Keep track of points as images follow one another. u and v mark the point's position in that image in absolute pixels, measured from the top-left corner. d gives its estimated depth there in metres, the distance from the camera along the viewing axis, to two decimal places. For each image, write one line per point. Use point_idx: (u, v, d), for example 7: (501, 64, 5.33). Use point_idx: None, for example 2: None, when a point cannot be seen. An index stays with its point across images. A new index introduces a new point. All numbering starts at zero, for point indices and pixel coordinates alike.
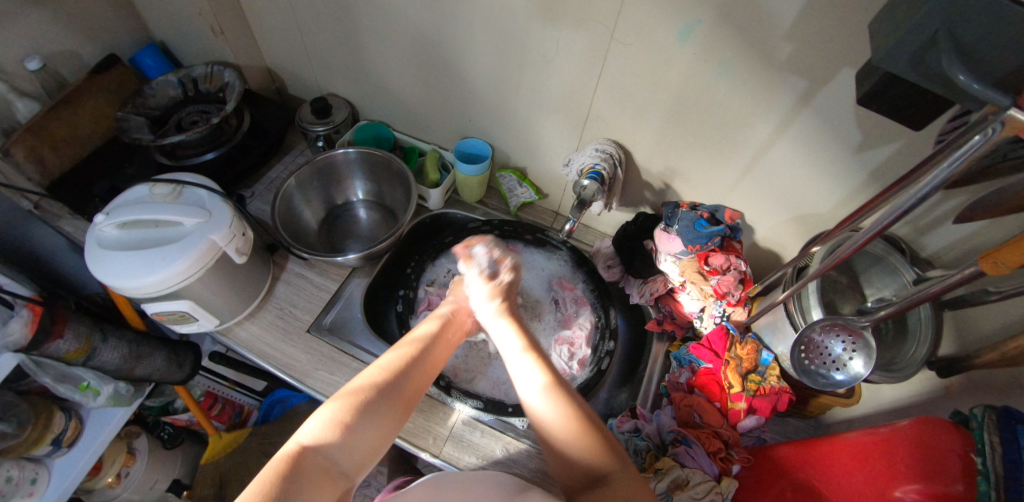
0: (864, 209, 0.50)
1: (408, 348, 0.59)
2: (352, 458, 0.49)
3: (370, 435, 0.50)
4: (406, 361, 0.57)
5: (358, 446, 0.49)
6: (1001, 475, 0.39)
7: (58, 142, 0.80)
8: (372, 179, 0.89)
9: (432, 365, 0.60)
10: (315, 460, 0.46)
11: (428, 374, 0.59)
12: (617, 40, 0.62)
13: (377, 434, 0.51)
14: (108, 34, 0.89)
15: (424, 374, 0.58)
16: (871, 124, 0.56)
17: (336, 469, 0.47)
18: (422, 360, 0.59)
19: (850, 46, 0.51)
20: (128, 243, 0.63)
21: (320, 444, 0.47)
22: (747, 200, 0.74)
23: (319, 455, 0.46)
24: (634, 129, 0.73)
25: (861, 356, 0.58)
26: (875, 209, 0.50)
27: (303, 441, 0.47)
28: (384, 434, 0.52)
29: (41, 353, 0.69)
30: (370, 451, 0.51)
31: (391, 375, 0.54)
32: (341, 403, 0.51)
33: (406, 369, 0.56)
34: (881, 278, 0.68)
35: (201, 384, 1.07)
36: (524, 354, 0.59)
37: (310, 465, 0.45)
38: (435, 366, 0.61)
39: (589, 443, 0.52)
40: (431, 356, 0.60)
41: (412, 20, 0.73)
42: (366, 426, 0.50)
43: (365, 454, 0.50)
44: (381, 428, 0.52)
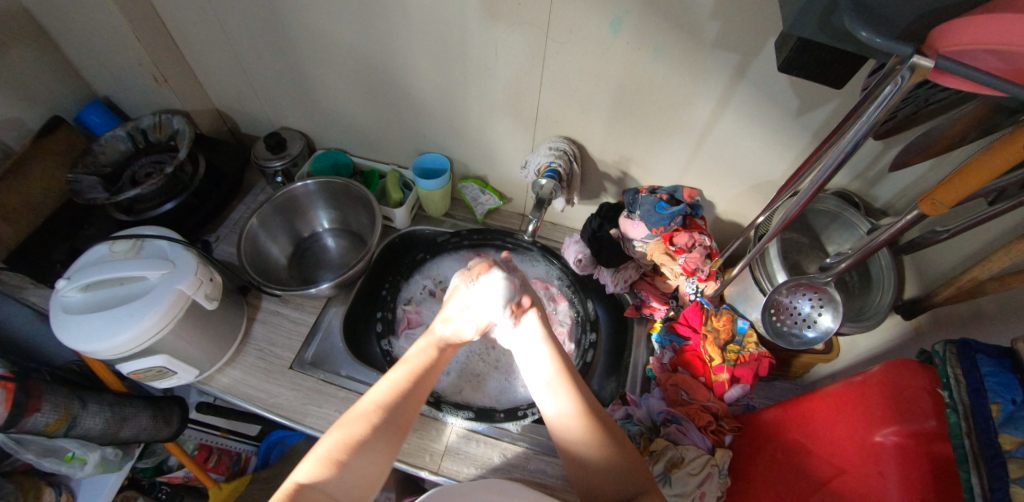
0: (803, 169, 0.52)
1: (399, 377, 0.56)
2: (350, 495, 0.46)
3: (368, 468, 0.48)
4: (398, 389, 0.55)
5: (355, 480, 0.47)
6: (968, 405, 0.40)
7: (8, 213, 0.79)
8: (335, 207, 0.89)
9: (424, 391, 0.57)
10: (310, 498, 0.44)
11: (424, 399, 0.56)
12: (553, 39, 0.64)
13: (377, 467, 0.49)
14: (49, 96, 0.88)
15: (419, 400, 0.56)
16: (803, 88, 0.59)
17: None
18: (417, 386, 0.56)
19: (770, 18, 0.54)
20: (92, 305, 0.62)
21: (315, 482, 0.45)
22: (702, 177, 0.76)
23: (317, 493, 0.45)
24: (584, 123, 0.74)
25: (829, 311, 0.60)
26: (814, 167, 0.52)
27: (298, 480, 0.46)
28: (382, 465, 0.50)
29: (19, 430, 0.67)
30: (370, 486, 0.48)
31: (385, 407, 0.52)
32: (332, 439, 0.49)
33: (397, 396, 0.54)
34: (839, 233, 0.71)
35: (194, 438, 1.06)
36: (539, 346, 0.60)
37: None
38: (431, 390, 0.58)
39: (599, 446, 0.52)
40: (422, 383, 0.57)
41: (352, 45, 0.74)
42: (360, 457, 0.48)
43: (365, 490, 0.48)
44: (376, 459, 0.49)
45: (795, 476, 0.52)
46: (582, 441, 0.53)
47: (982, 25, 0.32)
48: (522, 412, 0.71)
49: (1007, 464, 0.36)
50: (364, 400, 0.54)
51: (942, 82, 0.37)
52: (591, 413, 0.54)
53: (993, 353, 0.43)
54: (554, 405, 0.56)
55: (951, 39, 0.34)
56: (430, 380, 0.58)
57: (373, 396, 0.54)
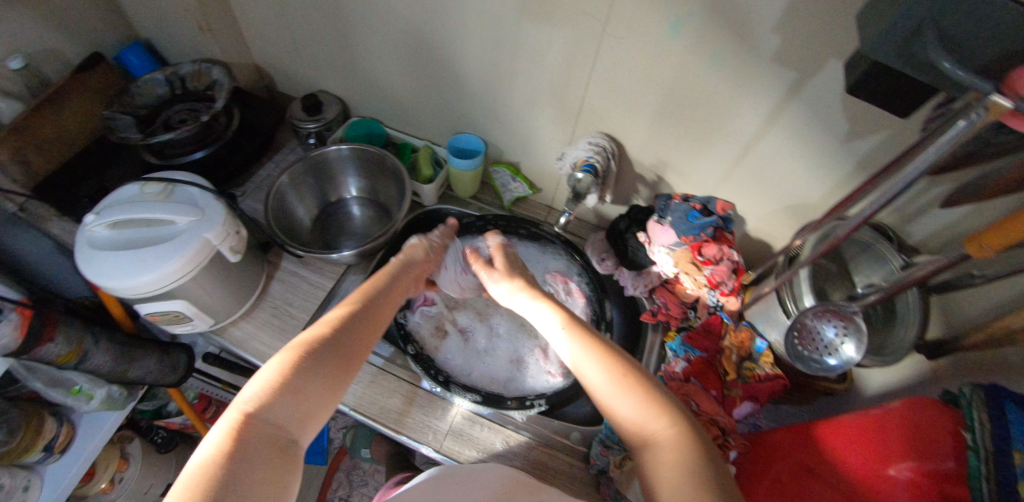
0: (853, 196, 0.51)
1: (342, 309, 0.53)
2: (295, 417, 0.43)
3: (319, 397, 0.45)
4: (347, 313, 0.52)
5: (302, 401, 0.44)
6: (990, 449, 0.40)
7: (41, 142, 0.79)
8: (365, 176, 0.89)
9: (376, 320, 0.55)
10: (251, 425, 0.40)
11: (377, 325, 0.55)
12: (610, 33, 0.62)
13: (328, 386, 0.46)
14: (94, 32, 0.87)
15: (370, 328, 0.53)
16: (857, 114, 0.58)
17: (277, 431, 0.42)
18: (368, 312, 0.54)
19: (837, 38, 0.52)
20: (118, 243, 0.62)
21: (257, 405, 0.42)
22: (738, 191, 0.76)
23: (261, 419, 0.41)
24: (626, 123, 0.73)
25: (852, 341, 0.59)
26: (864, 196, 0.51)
27: (241, 405, 0.42)
28: (333, 387, 0.46)
29: (31, 357, 0.68)
30: (317, 408, 0.45)
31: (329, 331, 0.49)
32: (278, 362, 0.45)
33: (346, 321, 0.51)
34: (869, 265, 0.69)
35: (194, 388, 1.08)
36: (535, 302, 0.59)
37: (251, 432, 0.40)
38: (385, 317, 0.57)
39: (625, 392, 0.47)
40: (376, 310, 0.55)
41: (404, 15, 0.73)
42: (307, 379, 0.45)
43: (311, 411, 0.44)
44: (328, 385, 0.46)
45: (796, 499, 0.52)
46: (611, 389, 0.47)
47: None
48: (529, 402, 0.70)
49: None
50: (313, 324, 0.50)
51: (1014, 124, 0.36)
52: (613, 359, 0.49)
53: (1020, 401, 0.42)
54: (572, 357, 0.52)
55: None
56: (381, 310, 0.56)
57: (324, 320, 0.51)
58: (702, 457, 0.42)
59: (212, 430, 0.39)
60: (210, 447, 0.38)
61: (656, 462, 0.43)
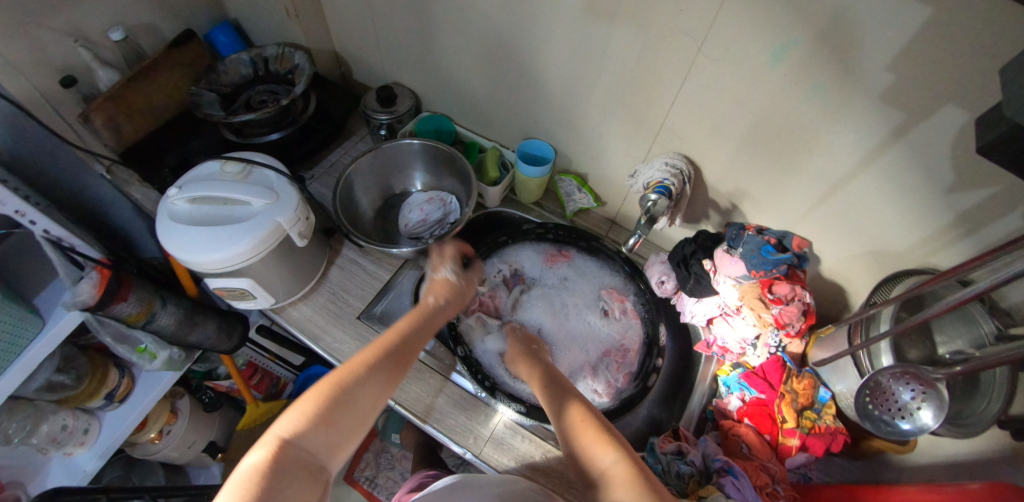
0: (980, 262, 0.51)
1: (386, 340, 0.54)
2: (329, 446, 0.46)
3: (348, 427, 0.47)
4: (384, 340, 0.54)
5: (337, 432, 0.46)
6: None
7: (133, 111, 0.83)
8: (432, 171, 0.90)
9: (410, 349, 0.55)
10: (289, 453, 0.43)
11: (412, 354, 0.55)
12: (704, 53, 0.60)
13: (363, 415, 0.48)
14: (189, 9, 0.91)
15: (405, 357, 0.54)
16: (970, 165, 0.53)
17: (312, 459, 0.44)
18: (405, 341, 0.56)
19: (962, 83, 0.48)
20: (196, 218, 0.65)
21: (294, 434, 0.44)
22: (817, 230, 0.72)
23: (297, 447, 0.43)
24: (706, 148, 0.71)
25: (931, 407, 0.55)
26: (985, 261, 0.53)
27: (279, 433, 0.44)
28: (365, 417, 0.49)
29: (106, 314, 0.71)
30: (349, 436, 0.47)
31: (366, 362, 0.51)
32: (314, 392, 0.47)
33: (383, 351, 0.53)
34: (955, 326, 0.64)
35: (244, 355, 1.11)
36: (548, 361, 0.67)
37: (288, 459, 0.42)
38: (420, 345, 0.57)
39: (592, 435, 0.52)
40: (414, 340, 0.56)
41: (490, 17, 0.73)
42: (343, 410, 0.47)
43: (344, 440, 0.47)
44: (359, 414, 0.48)
45: None
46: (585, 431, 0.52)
47: None
48: None
49: None
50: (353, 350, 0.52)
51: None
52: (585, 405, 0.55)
53: None
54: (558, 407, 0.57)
55: None
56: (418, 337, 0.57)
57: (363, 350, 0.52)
58: (656, 495, 0.45)
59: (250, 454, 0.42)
60: (247, 465, 0.41)
61: (611, 496, 0.46)
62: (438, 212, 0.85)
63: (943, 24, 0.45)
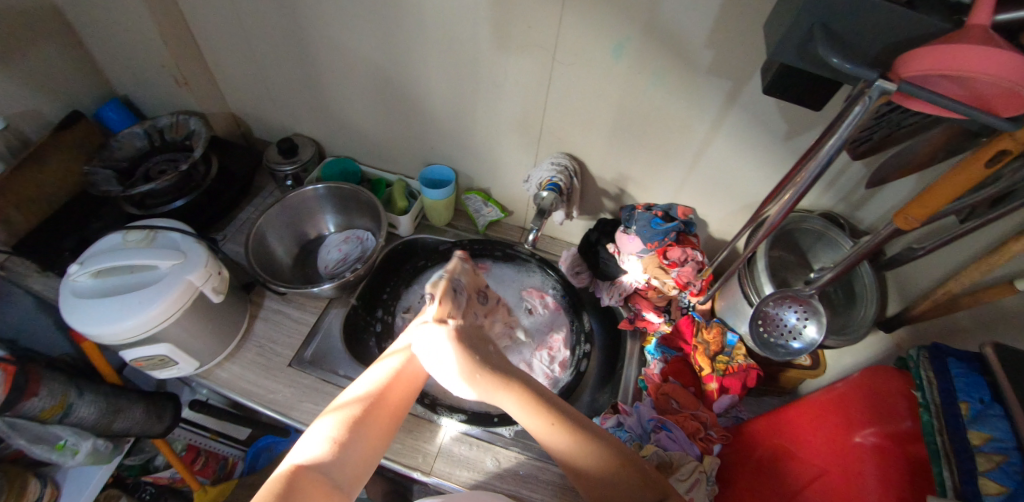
0: (781, 184, 0.53)
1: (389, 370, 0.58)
2: (345, 473, 0.50)
3: (356, 458, 0.52)
4: (389, 373, 0.58)
5: (351, 460, 0.51)
6: (940, 405, 0.44)
7: (23, 200, 0.80)
8: (342, 211, 0.93)
9: (412, 384, 0.60)
10: (309, 477, 0.47)
11: (413, 389, 0.60)
12: (560, 61, 0.68)
13: (371, 445, 0.53)
14: (71, 91, 0.91)
15: (410, 389, 0.59)
16: (791, 114, 0.63)
17: (332, 484, 0.49)
18: (409, 375, 0.59)
19: (761, 48, 0.58)
20: (101, 290, 0.63)
21: (311, 463, 0.49)
22: (696, 197, 0.81)
23: (313, 472, 0.48)
24: (584, 142, 0.78)
25: (814, 322, 0.62)
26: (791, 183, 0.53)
27: (296, 462, 0.48)
28: (372, 446, 0.54)
29: (14, 414, 0.66)
30: (362, 464, 0.52)
31: (370, 396, 0.55)
32: (333, 425, 0.52)
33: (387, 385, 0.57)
34: (825, 251, 0.73)
35: (183, 438, 1.07)
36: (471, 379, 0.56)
37: (306, 483, 0.47)
38: (422, 380, 0.61)
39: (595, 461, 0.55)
40: (415, 372, 0.60)
41: (371, 56, 0.79)
42: (356, 441, 0.52)
43: (358, 467, 0.52)
44: (363, 448, 0.53)
45: (781, 478, 0.54)
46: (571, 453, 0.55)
47: (936, 55, 0.33)
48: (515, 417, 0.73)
49: (975, 458, 0.39)
50: (359, 384, 0.57)
51: (909, 106, 0.39)
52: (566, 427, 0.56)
53: (963, 357, 0.46)
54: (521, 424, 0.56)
55: (912, 66, 0.35)
56: (421, 369, 0.61)
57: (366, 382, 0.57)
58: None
59: (265, 483, 0.46)
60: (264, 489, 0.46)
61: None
62: (357, 250, 0.88)
63: (733, 3, 0.55)
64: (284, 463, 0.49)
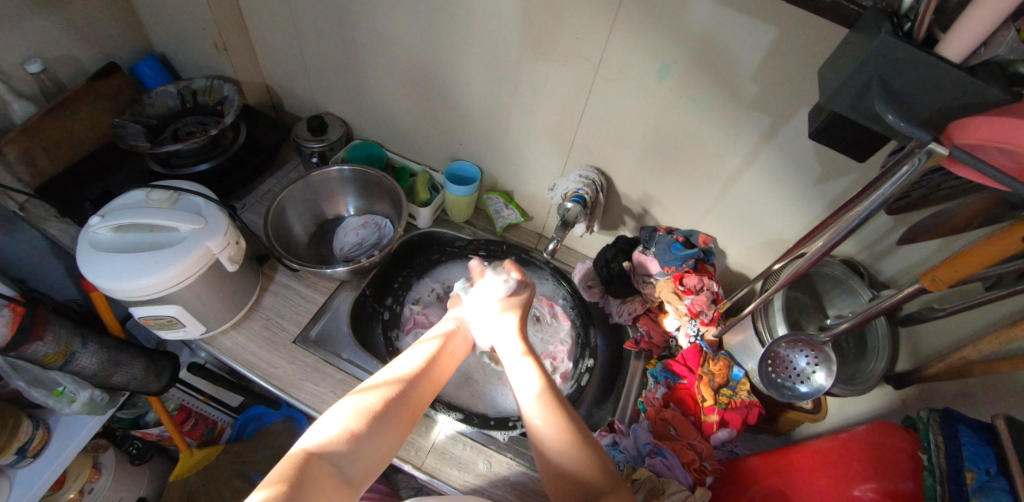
0: (821, 226, 0.52)
1: (412, 365, 0.59)
2: (357, 465, 0.49)
3: (369, 451, 0.50)
4: (414, 369, 0.58)
5: (364, 453, 0.50)
6: (944, 470, 0.43)
7: (51, 145, 0.80)
8: (364, 196, 0.93)
9: (436, 380, 0.60)
10: (319, 463, 0.46)
11: (434, 386, 0.60)
12: (601, 75, 0.68)
13: (385, 439, 0.52)
14: (111, 42, 0.91)
15: (431, 385, 0.59)
16: (827, 158, 0.63)
17: (342, 475, 0.47)
18: (431, 371, 0.60)
19: (807, 89, 0.58)
20: (119, 245, 0.63)
21: (321, 450, 0.47)
22: (718, 226, 0.80)
23: (323, 459, 0.47)
24: (615, 158, 0.78)
25: (823, 369, 0.62)
26: (831, 227, 0.52)
27: (307, 447, 0.47)
28: (387, 441, 0.52)
29: (19, 355, 0.66)
30: (376, 459, 0.51)
31: (393, 387, 0.55)
32: (351, 413, 0.52)
33: (411, 379, 0.57)
34: (842, 299, 0.72)
35: (176, 398, 1.06)
36: (524, 359, 0.61)
37: (315, 470, 0.45)
38: (443, 379, 0.61)
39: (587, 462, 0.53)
40: (438, 368, 0.61)
41: (412, 46, 0.79)
42: (372, 433, 0.51)
43: (371, 460, 0.50)
44: (378, 441, 0.51)
45: None
46: (567, 457, 0.53)
47: (992, 125, 0.33)
48: (511, 423, 0.74)
49: None
50: (379, 377, 0.57)
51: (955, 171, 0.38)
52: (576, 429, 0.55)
53: (974, 425, 0.45)
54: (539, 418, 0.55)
55: (967, 132, 0.35)
56: (444, 366, 0.62)
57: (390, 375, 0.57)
58: None
59: (276, 466, 0.45)
60: (274, 473, 0.44)
61: None
62: (374, 236, 0.88)
63: (784, 42, 0.55)
64: (296, 447, 0.48)
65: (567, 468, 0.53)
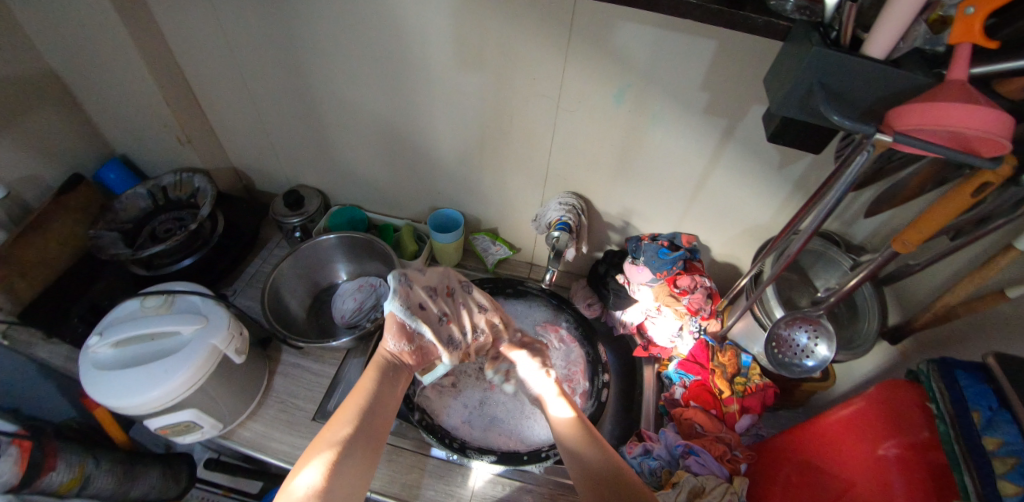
0: (807, 206, 0.55)
1: (357, 406, 0.62)
2: None
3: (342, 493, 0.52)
4: (361, 406, 0.62)
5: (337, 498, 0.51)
6: (953, 414, 0.46)
7: (28, 270, 0.78)
8: (353, 259, 0.94)
9: (385, 412, 0.64)
10: None
11: (385, 418, 0.64)
12: (563, 108, 0.72)
13: (356, 476, 0.55)
14: (71, 154, 0.90)
15: (381, 419, 0.63)
16: (783, 147, 0.68)
17: None
18: (377, 405, 0.64)
19: (751, 90, 0.63)
20: (122, 361, 0.62)
21: None
22: (697, 224, 0.85)
23: None
24: (589, 180, 0.82)
25: (824, 341, 0.65)
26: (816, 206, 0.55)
27: None
28: (356, 480, 0.55)
29: (32, 491, 0.63)
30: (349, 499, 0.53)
31: (348, 429, 0.58)
32: (313, 467, 0.53)
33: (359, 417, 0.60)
34: (825, 269, 0.77)
35: (194, 498, 0.98)
36: (559, 397, 0.70)
37: None
38: (390, 407, 0.66)
39: (584, 444, 0.62)
40: (383, 402, 0.65)
41: (375, 109, 0.82)
42: (339, 476, 0.53)
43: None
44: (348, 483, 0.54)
45: (811, 495, 0.56)
46: (588, 444, 0.62)
47: (925, 111, 0.37)
48: (544, 454, 0.73)
49: (993, 462, 0.41)
50: (327, 425, 0.59)
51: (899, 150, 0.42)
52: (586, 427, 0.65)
53: (969, 368, 0.49)
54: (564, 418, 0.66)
55: (905, 119, 0.39)
56: (388, 397, 0.66)
57: (339, 419, 0.59)
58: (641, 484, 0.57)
59: None
60: None
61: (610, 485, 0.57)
62: (372, 298, 0.88)
63: (723, 54, 0.60)
64: None
65: (573, 453, 0.62)
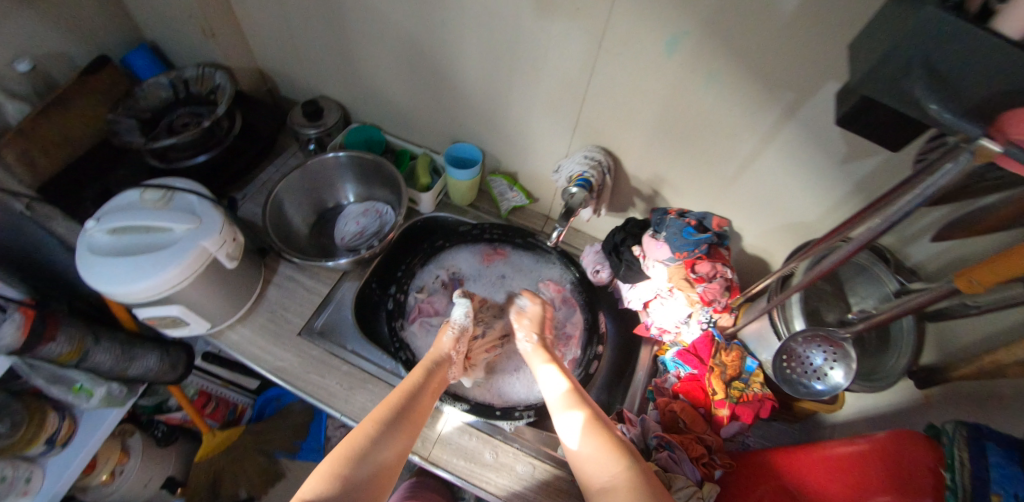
0: (853, 220, 0.47)
1: (396, 393, 0.63)
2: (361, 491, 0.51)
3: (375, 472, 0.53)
4: (400, 392, 0.63)
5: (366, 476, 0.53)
6: (969, 492, 0.39)
7: (49, 145, 0.80)
8: (362, 182, 0.91)
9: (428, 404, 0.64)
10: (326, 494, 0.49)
11: (424, 408, 0.64)
12: (605, 50, 0.62)
13: (391, 456, 0.56)
14: (98, 32, 0.88)
15: (419, 409, 0.63)
16: (856, 137, 0.57)
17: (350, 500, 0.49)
18: (417, 394, 0.64)
19: (833, 59, 0.51)
20: (116, 248, 0.63)
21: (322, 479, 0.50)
22: (732, 208, 0.75)
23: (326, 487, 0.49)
24: (622, 138, 0.73)
25: (842, 366, 0.58)
26: (865, 221, 0.47)
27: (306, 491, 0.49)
28: (391, 459, 0.56)
29: (34, 355, 0.68)
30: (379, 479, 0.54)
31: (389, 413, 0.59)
32: (343, 444, 0.54)
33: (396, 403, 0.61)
34: (865, 287, 0.67)
35: (194, 384, 1.05)
36: (546, 366, 0.68)
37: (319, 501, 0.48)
38: (433, 399, 0.66)
39: (610, 459, 0.54)
40: (422, 393, 0.64)
41: (402, 25, 0.74)
42: (366, 454, 0.54)
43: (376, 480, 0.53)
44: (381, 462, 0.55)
45: None
46: (603, 458, 0.54)
47: None
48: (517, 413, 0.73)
49: None
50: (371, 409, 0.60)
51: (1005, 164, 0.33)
52: (612, 437, 0.56)
53: (1002, 444, 0.42)
54: (575, 437, 0.58)
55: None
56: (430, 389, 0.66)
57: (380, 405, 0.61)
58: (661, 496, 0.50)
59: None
60: None
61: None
62: (374, 225, 0.87)
63: (810, 9, 0.48)
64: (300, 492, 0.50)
65: (586, 471, 0.55)
